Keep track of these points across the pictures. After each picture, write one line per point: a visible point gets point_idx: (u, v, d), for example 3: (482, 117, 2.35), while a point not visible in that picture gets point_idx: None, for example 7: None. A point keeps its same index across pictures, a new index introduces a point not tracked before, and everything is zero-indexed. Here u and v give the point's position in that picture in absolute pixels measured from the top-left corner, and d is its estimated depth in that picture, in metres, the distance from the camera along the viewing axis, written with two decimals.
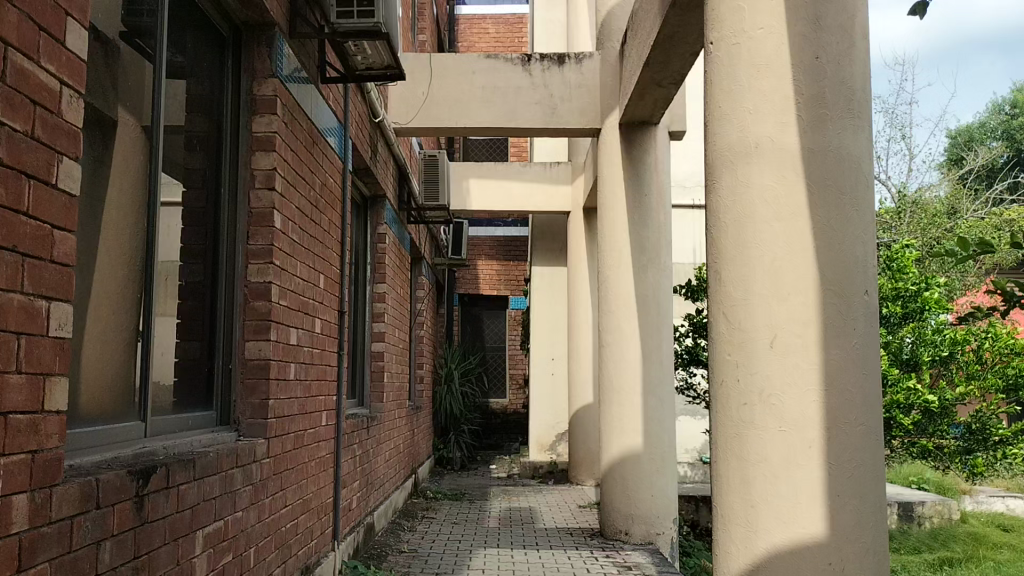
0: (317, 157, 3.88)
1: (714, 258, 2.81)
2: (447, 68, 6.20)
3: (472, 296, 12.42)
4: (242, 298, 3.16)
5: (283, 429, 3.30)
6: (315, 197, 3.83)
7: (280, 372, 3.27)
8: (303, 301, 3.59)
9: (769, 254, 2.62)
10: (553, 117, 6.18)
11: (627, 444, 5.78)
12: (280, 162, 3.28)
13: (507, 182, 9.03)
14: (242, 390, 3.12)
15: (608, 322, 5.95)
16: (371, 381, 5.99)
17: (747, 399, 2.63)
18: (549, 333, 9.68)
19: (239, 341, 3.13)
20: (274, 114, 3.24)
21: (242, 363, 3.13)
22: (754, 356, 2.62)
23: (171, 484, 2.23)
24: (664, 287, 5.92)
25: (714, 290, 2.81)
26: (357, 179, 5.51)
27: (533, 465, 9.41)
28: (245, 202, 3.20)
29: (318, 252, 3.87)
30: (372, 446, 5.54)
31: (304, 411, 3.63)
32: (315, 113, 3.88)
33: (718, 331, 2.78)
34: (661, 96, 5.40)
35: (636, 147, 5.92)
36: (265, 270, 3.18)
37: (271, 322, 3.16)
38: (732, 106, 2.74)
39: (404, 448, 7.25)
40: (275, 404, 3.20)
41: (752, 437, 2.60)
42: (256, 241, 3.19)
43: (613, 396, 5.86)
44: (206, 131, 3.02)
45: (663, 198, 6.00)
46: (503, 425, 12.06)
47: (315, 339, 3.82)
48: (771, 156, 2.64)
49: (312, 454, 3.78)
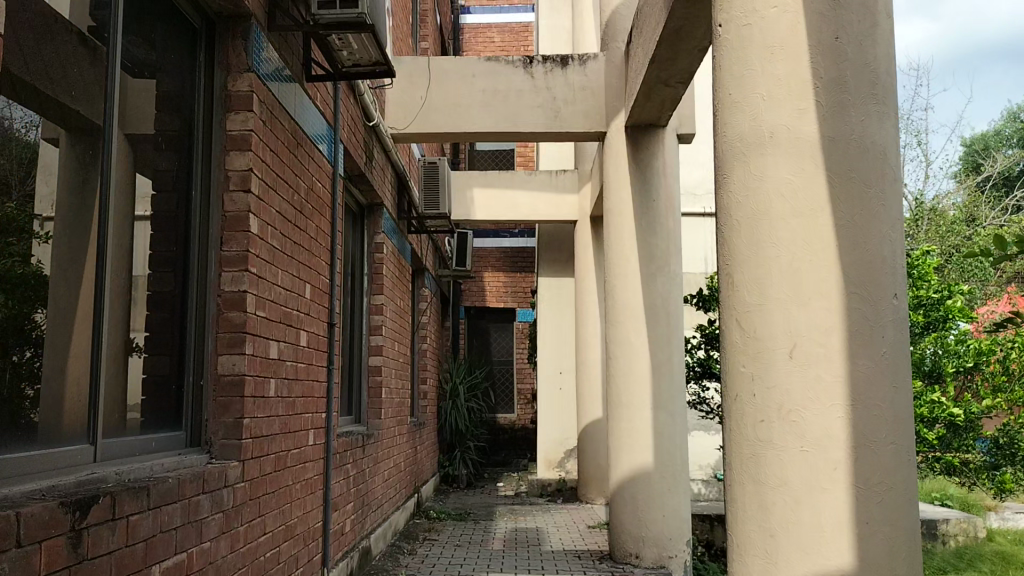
0: (301, 159, 3.65)
1: (725, 260, 2.55)
2: (446, 72, 6.00)
3: (479, 308, 12.18)
4: (215, 308, 2.92)
5: (260, 450, 3.06)
6: (299, 202, 3.60)
7: (257, 389, 3.03)
8: (284, 312, 3.36)
9: (787, 255, 2.37)
10: (557, 121, 5.95)
11: (637, 462, 5.51)
12: (257, 163, 3.05)
13: (512, 191, 8.80)
14: (214, 408, 2.88)
15: (616, 335, 5.69)
16: (369, 397, 5.74)
17: (764, 416, 2.37)
18: (556, 346, 9.42)
19: (212, 355, 2.89)
20: (250, 111, 3.01)
21: (215, 380, 2.89)
22: (770, 368, 2.37)
23: (118, 515, 1.99)
24: (674, 296, 5.66)
25: (725, 295, 2.55)
26: (352, 186, 5.29)
27: (541, 483, 9.13)
28: (219, 205, 2.97)
29: (303, 261, 3.64)
30: (368, 466, 5.28)
31: (286, 430, 3.38)
32: (300, 114, 3.66)
33: (731, 341, 2.51)
34: (669, 96, 5.18)
35: (644, 151, 5.69)
36: (240, 279, 2.93)
37: (246, 335, 2.92)
38: (743, 92, 2.50)
39: (405, 467, 7.00)
40: (251, 424, 2.96)
41: (770, 457, 2.34)
42: (231, 247, 2.95)
43: (622, 411, 5.59)
44: (174, 129, 2.79)
45: (672, 204, 5.76)
46: (511, 442, 11.79)
47: (299, 353, 3.58)
48: (787, 146, 2.39)
49: (296, 477, 3.53)
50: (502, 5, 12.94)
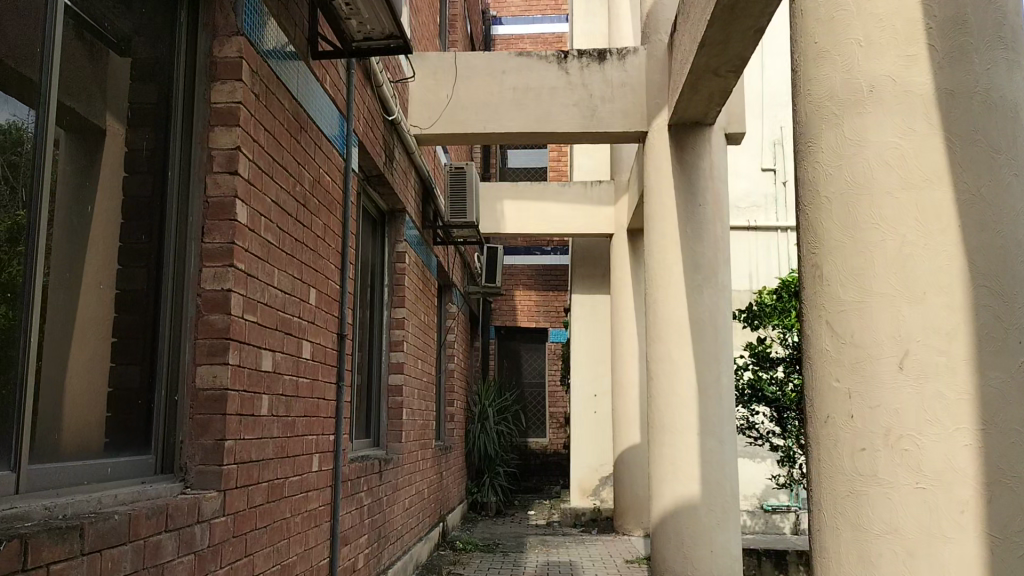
0: (305, 146, 3.21)
1: (812, 248, 2.05)
2: (474, 67, 5.57)
3: (509, 328, 11.70)
4: (194, 309, 2.48)
5: (249, 479, 2.60)
6: (302, 195, 3.17)
7: (245, 406, 2.58)
8: (281, 318, 2.91)
9: (894, 240, 1.86)
10: (593, 120, 5.49)
11: (682, 493, 4.97)
12: (246, 141, 2.61)
13: (543, 204, 8.33)
14: (191, 428, 2.43)
15: (658, 353, 5.17)
16: (388, 419, 5.27)
17: (867, 443, 1.85)
18: (592, 366, 8.91)
19: (189, 365, 2.45)
20: (239, 80, 2.58)
21: (192, 395, 2.44)
22: (874, 383, 1.85)
23: (31, 566, 1.54)
24: (722, 310, 5.16)
25: (811, 292, 2.05)
26: (370, 188, 4.87)
27: (574, 512, 8.56)
28: (200, 189, 2.53)
29: (306, 261, 3.20)
30: (386, 495, 4.79)
31: (283, 455, 2.92)
32: (305, 94, 3.22)
33: (821, 348, 2.00)
34: (717, 89, 4.71)
35: (689, 151, 5.20)
36: (224, 275, 2.49)
37: (230, 342, 2.47)
38: (833, 38, 2.01)
39: (429, 494, 6.52)
40: (236, 446, 2.50)
41: (875, 497, 1.82)
42: (214, 238, 2.51)
43: (666, 435, 5.06)
44: (151, 102, 2.38)
45: (720, 210, 5.26)
46: (543, 467, 11.32)
47: (301, 366, 3.13)
48: (892, 103, 1.90)
49: (296, 509, 3.07)
50: (534, 16, 12.58)
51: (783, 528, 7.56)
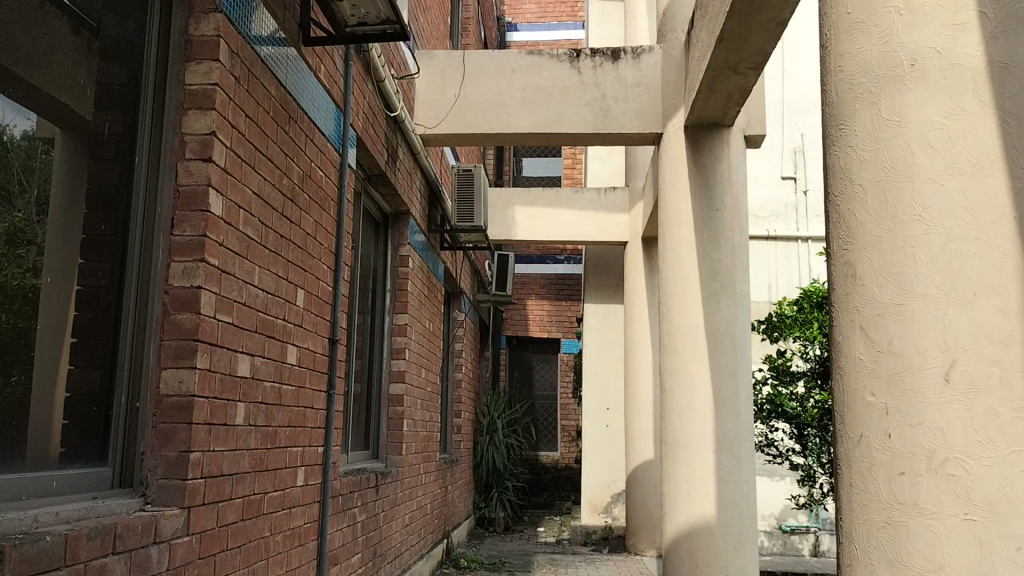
0: (294, 137, 3.00)
1: (844, 243, 1.79)
2: (483, 66, 5.38)
3: (521, 338, 11.47)
4: (161, 308, 2.26)
5: (219, 495, 2.38)
6: (290, 189, 2.96)
7: (216, 415, 2.36)
8: (262, 320, 2.69)
9: (940, 234, 1.62)
10: (606, 120, 5.26)
11: (696, 514, 4.70)
12: (223, 126, 2.40)
13: (556, 210, 8.10)
14: (154, 439, 2.21)
15: (672, 365, 4.92)
16: (389, 430, 5.05)
17: (906, 467, 1.59)
18: (604, 379, 8.65)
19: (154, 369, 2.24)
20: (216, 60, 2.37)
21: (156, 402, 2.23)
22: (915, 397, 1.60)
23: None
24: (740, 321, 4.92)
25: (841, 293, 1.80)
26: (371, 188, 4.66)
27: (584, 529, 8.29)
28: (171, 177, 2.31)
29: (293, 260, 2.98)
30: (384, 511, 4.56)
31: (261, 468, 2.70)
32: (295, 82, 3.01)
33: (852, 358, 1.75)
34: (736, 88, 4.47)
35: (706, 154, 4.96)
36: (194, 272, 2.27)
37: (199, 344, 2.25)
38: (869, 5, 1.78)
39: (433, 509, 6.29)
40: (204, 459, 2.28)
41: (915, 529, 1.56)
42: (184, 231, 2.29)
43: (678, 452, 4.80)
44: (117, 81, 2.18)
45: (738, 215, 5.01)
46: (554, 482, 11.05)
47: (285, 372, 2.91)
48: (936, 77, 1.66)
49: (277, 526, 2.85)
50: (550, 22, 12.40)
51: (803, 550, 7.39)
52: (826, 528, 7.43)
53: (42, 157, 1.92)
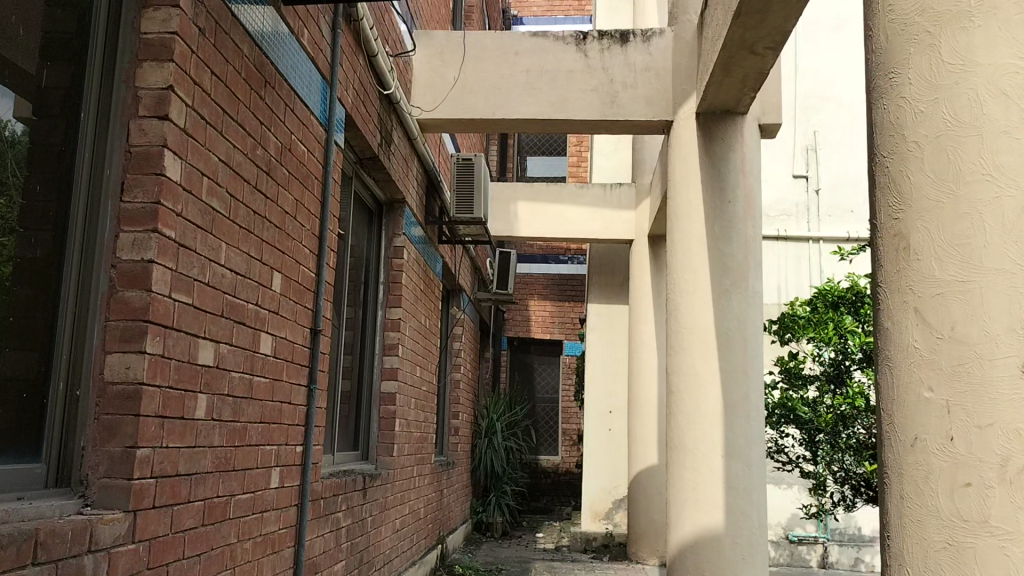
0: (270, 104, 2.73)
1: (893, 211, 1.52)
2: (484, 48, 5.12)
3: (523, 339, 11.20)
4: (107, 284, 2.00)
5: (173, 497, 2.11)
6: (265, 161, 2.69)
7: (170, 407, 2.09)
8: (229, 303, 2.42)
9: (1014, 196, 1.34)
10: (613, 107, 5.00)
11: (704, 523, 4.41)
12: (183, 82, 2.13)
13: (559, 206, 7.82)
14: (97, 433, 1.95)
15: (679, 364, 4.65)
16: (379, 429, 4.78)
17: (974, 477, 1.32)
18: (607, 381, 8.37)
19: (98, 354, 1.97)
20: (176, 7, 2.11)
21: (99, 391, 1.96)
22: (984, 392, 1.32)
23: None
24: (752, 320, 4.65)
25: (889, 270, 1.52)
26: (364, 172, 4.40)
27: (585, 536, 8.01)
28: (122, 136, 2.05)
29: (268, 240, 2.72)
30: (372, 515, 4.29)
31: (225, 469, 2.42)
32: (272, 44, 2.75)
33: (902, 346, 1.47)
34: (752, 70, 4.20)
35: (717, 142, 4.69)
36: (145, 244, 2.00)
37: (151, 326, 1.99)
38: None
39: (427, 513, 6.01)
40: (154, 457, 2.02)
41: (985, 553, 1.29)
42: (134, 197, 2.02)
43: (685, 458, 4.52)
44: (59, 28, 1.92)
45: (752, 208, 4.73)
46: (554, 487, 10.78)
47: (256, 361, 2.64)
48: (1011, 11, 1.38)
49: (246, 532, 2.58)
50: (557, 16, 12.13)
51: (811, 561, 7.10)
52: (835, 538, 7.15)
53: (7, 138, 1.78)
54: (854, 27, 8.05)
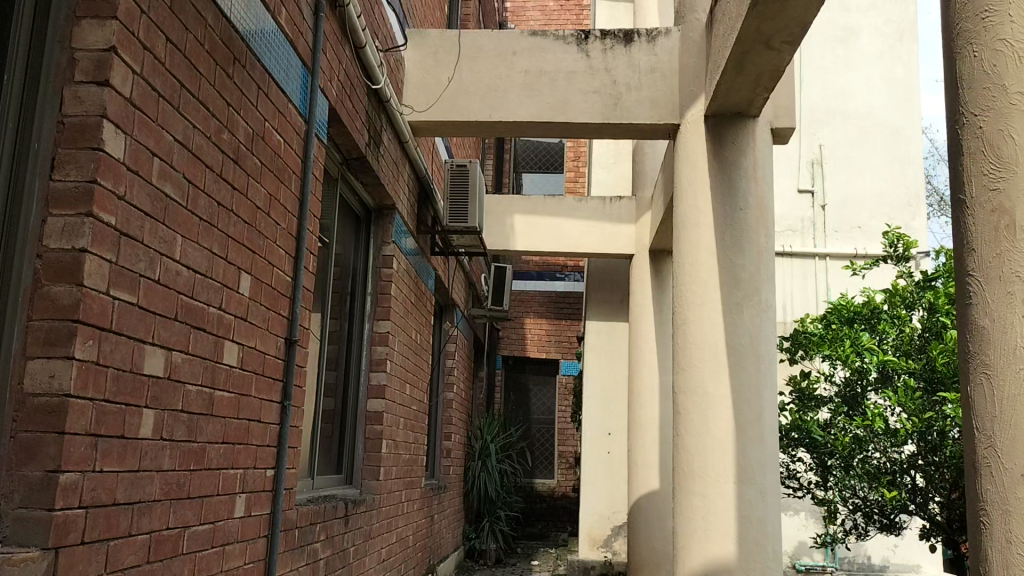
0: (239, 84, 2.44)
1: (991, 176, 1.31)
2: (480, 48, 4.84)
3: (518, 359, 10.88)
4: (31, 278, 1.68)
5: (110, 530, 1.79)
6: (233, 147, 2.39)
7: (106, 422, 1.77)
8: (186, 305, 2.11)
9: None
10: (616, 110, 4.72)
11: (714, 555, 4.07)
12: (129, 45, 1.83)
13: (557, 219, 7.53)
14: (13, 454, 1.62)
15: (687, 382, 4.33)
16: (365, 451, 4.44)
17: None
18: (605, 402, 8.04)
19: (19, 360, 1.65)
20: None
21: (18, 403, 1.64)
22: None
23: None
24: (765, 336, 4.34)
25: (988, 256, 1.30)
26: (350, 174, 4.10)
27: (582, 564, 7.69)
28: (56, 104, 1.75)
29: (234, 236, 2.41)
30: (354, 545, 3.95)
31: (179, 496, 2.10)
32: (244, 19, 2.46)
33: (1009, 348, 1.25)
34: (767, 68, 3.91)
35: (728, 147, 4.39)
36: (78, 229, 1.69)
37: (81, 327, 1.67)
38: None
39: (416, 541, 5.66)
40: (85, 483, 1.70)
41: None
42: (66, 175, 1.72)
43: (695, 483, 4.20)
44: None
45: (765, 217, 4.43)
46: (551, 512, 10.42)
47: (219, 373, 2.33)
48: None
49: (203, 569, 2.24)
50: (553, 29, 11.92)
51: None
52: (843, 568, 6.81)
53: None
54: (861, 38, 7.78)
